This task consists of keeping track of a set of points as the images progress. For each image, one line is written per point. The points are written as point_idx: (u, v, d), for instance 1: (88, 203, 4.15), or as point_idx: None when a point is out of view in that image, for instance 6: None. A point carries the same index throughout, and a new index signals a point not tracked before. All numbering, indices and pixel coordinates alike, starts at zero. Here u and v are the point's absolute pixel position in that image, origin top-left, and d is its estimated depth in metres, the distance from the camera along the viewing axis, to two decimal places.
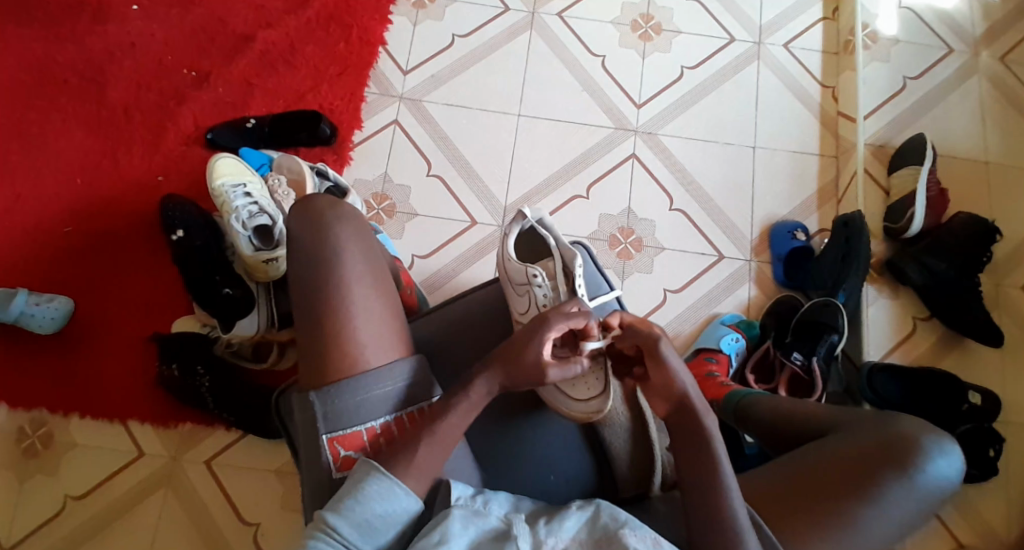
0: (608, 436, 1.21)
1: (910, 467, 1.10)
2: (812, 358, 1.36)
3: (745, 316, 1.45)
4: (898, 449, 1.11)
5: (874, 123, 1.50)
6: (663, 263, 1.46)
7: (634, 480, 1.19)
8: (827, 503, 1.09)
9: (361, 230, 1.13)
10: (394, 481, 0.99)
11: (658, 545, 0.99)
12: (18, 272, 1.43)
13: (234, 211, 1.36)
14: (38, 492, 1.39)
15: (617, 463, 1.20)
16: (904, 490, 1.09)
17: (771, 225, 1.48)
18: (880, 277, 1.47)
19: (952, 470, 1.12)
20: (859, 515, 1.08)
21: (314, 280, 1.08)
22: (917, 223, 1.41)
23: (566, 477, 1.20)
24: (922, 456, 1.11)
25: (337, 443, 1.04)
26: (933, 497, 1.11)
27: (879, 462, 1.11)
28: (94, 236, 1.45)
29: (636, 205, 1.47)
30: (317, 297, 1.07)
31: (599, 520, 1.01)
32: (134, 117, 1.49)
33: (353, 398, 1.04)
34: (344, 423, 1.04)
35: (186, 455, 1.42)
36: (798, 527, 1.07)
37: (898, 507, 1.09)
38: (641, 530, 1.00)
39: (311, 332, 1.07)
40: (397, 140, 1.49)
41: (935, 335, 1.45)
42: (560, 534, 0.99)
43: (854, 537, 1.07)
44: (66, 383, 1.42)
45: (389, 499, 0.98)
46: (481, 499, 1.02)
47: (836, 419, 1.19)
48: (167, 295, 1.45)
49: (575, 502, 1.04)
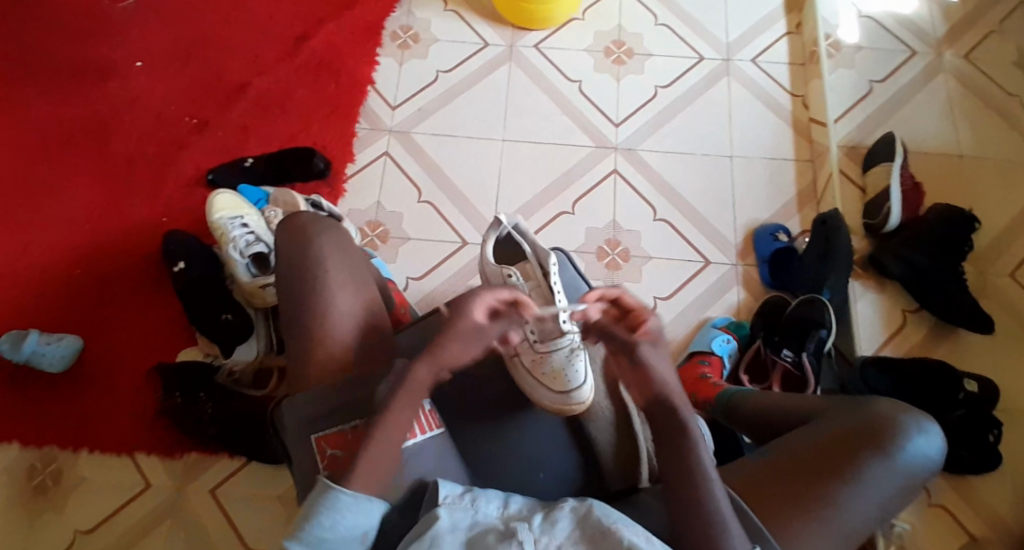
0: (592, 431, 1.20)
1: (891, 447, 1.09)
2: (802, 354, 1.37)
3: (734, 318, 1.47)
4: (878, 430, 1.10)
5: (845, 125, 1.56)
6: (650, 271, 1.49)
7: (622, 473, 1.17)
8: (806, 486, 1.07)
9: (347, 245, 1.16)
10: (338, 490, 0.97)
11: (651, 541, 0.99)
12: (29, 314, 1.49)
13: (231, 241, 1.41)
14: (47, 528, 1.41)
15: (604, 457, 1.18)
16: (884, 470, 1.08)
17: (753, 230, 1.52)
18: (865, 273, 1.49)
19: (929, 448, 1.10)
20: (843, 497, 1.06)
21: (300, 284, 1.11)
22: (894, 217, 1.44)
23: (555, 476, 1.18)
24: (900, 436, 1.09)
25: (324, 441, 1.04)
26: (916, 477, 1.09)
27: (859, 443, 1.09)
28: (101, 276, 1.52)
29: (620, 218, 1.52)
30: (303, 300, 1.11)
31: (591, 517, 1.00)
32: (139, 164, 1.58)
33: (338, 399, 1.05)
34: (331, 422, 1.04)
35: (191, 485, 1.44)
36: (784, 511, 1.05)
37: (879, 486, 1.07)
38: (633, 527, 1.00)
39: (298, 330, 1.10)
40: (387, 170, 1.56)
41: (924, 328, 1.45)
42: (554, 534, 0.98)
43: (841, 518, 1.05)
44: (74, 420, 1.46)
45: (335, 508, 0.97)
46: (469, 497, 1.02)
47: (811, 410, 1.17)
48: (171, 328, 1.50)
49: (568, 501, 1.03)
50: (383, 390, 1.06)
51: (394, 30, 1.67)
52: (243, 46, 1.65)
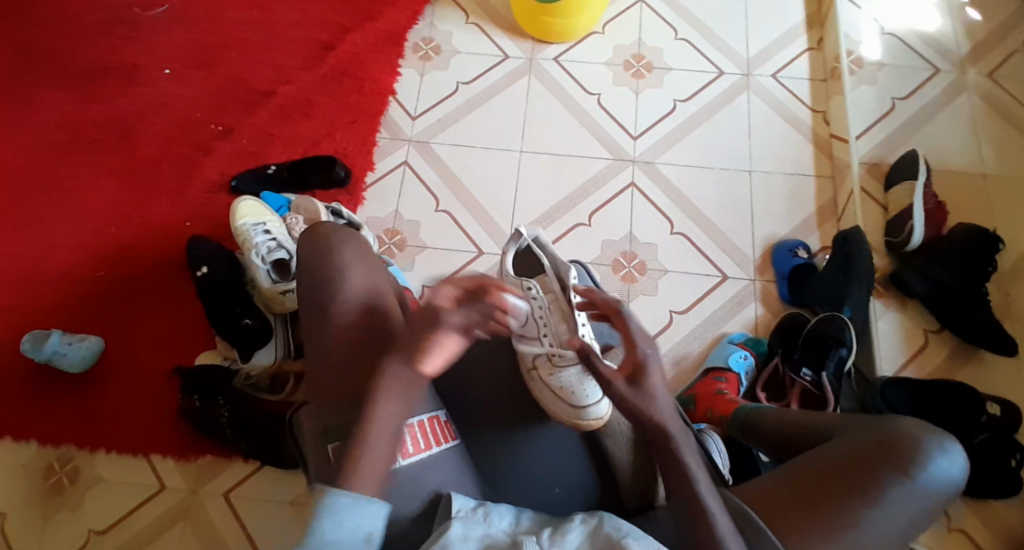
0: (608, 446, 1.20)
1: (911, 466, 1.08)
2: (822, 373, 1.35)
3: (752, 333, 1.46)
4: (898, 449, 1.09)
5: (866, 143, 1.55)
6: (667, 285, 1.49)
7: (637, 489, 1.18)
8: (824, 504, 1.06)
9: (366, 253, 1.17)
10: (337, 490, 0.95)
11: None
12: (52, 315, 1.52)
13: (254, 247, 1.45)
14: (63, 527, 1.43)
15: (619, 472, 1.18)
16: (906, 490, 1.07)
17: (773, 246, 1.51)
18: (887, 292, 1.48)
19: (953, 469, 1.09)
20: (862, 517, 1.05)
21: (318, 294, 1.12)
22: (917, 235, 1.43)
23: (570, 489, 1.18)
24: (923, 455, 1.08)
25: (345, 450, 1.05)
26: (937, 498, 1.08)
27: (879, 462, 1.08)
28: (123, 279, 1.55)
29: (637, 231, 1.52)
30: (322, 309, 1.12)
31: (602, 530, 1.00)
32: (163, 169, 1.61)
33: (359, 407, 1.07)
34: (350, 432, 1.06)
35: (206, 488, 1.45)
36: (802, 530, 1.04)
37: (899, 506, 1.06)
38: (644, 540, 0.99)
39: (318, 340, 1.11)
40: (407, 179, 1.57)
41: (947, 348, 1.44)
42: (564, 545, 0.99)
43: (859, 538, 1.04)
44: (92, 421, 1.48)
45: (336, 509, 0.94)
46: (482, 512, 1.03)
47: (831, 426, 1.17)
48: (189, 332, 1.52)
49: (579, 514, 1.03)
50: None
51: (416, 41, 1.69)
52: (267, 55, 1.68)
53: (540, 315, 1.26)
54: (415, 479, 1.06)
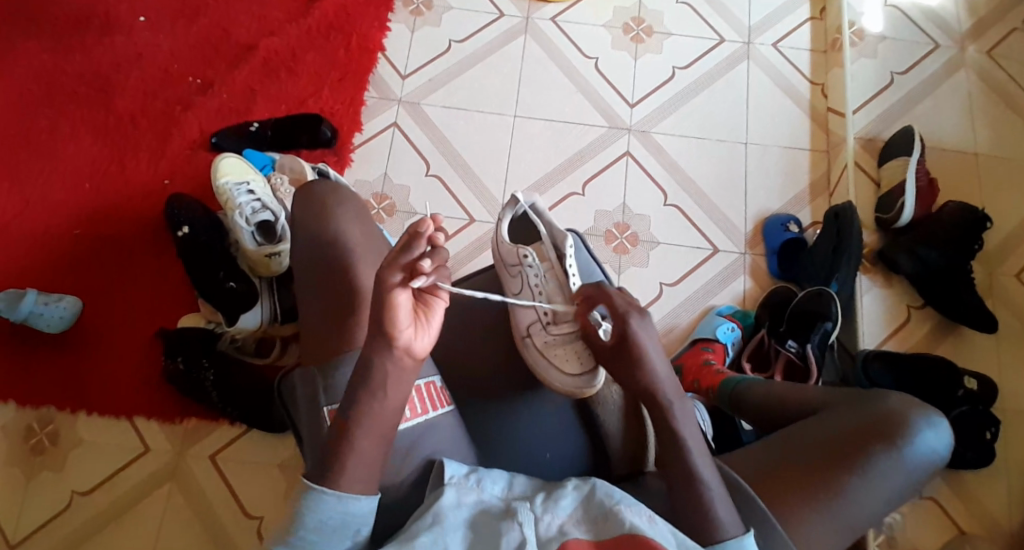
0: (601, 418, 1.19)
1: (898, 441, 1.08)
2: (807, 345, 1.35)
3: (740, 306, 1.45)
4: (886, 424, 1.09)
5: (863, 117, 1.54)
6: (658, 257, 1.47)
7: (628, 458, 1.16)
8: (814, 476, 1.06)
9: (365, 221, 1.15)
10: (319, 491, 0.93)
11: (653, 519, 0.97)
12: (27, 274, 1.48)
13: (237, 208, 1.39)
14: (44, 488, 1.42)
15: (610, 441, 1.17)
16: (893, 465, 1.07)
17: (765, 219, 1.50)
18: (874, 269, 1.48)
19: (938, 444, 1.10)
20: (850, 490, 1.05)
21: (318, 265, 1.10)
22: (907, 213, 1.43)
23: (560, 458, 1.17)
24: (908, 433, 1.08)
25: (336, 414, 1.02)
26: (922, 473, 1.09)
27: (867, 436, 1.08)
28: (102, 238, 1.50)
29: (630, 200, 1.50)
30: (321, 281, 1.09)
31: (595, 497, 0.98)
32: (140, 124, 1.55)
33: (352, 371, 1.03)
34: (344, 396, 1.03)
35: (192, 451, 1.45)
36: (794, 502, 1.04)
37: (886, 479, 1.06)
38: (636, 507, 0.98)
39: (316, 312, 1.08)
40: (396, 142, 1.53)
41: (929, 324, 1.45)
42: (557, 511, 0.97)
43: (847, 509, 1.04)
44: (72, 382, 1.46)
45: (319, 511, 0.93)
46: (474, 477, 1.02)
47: (819, 400, 1.16)
48: (172, 294, 1.49)
49: (571, 481, 1.01)
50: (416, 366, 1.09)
51: None
52: (250, 5, 1.61)
53: (536, 283, 1.26)
54: (411, 446, 1.06)
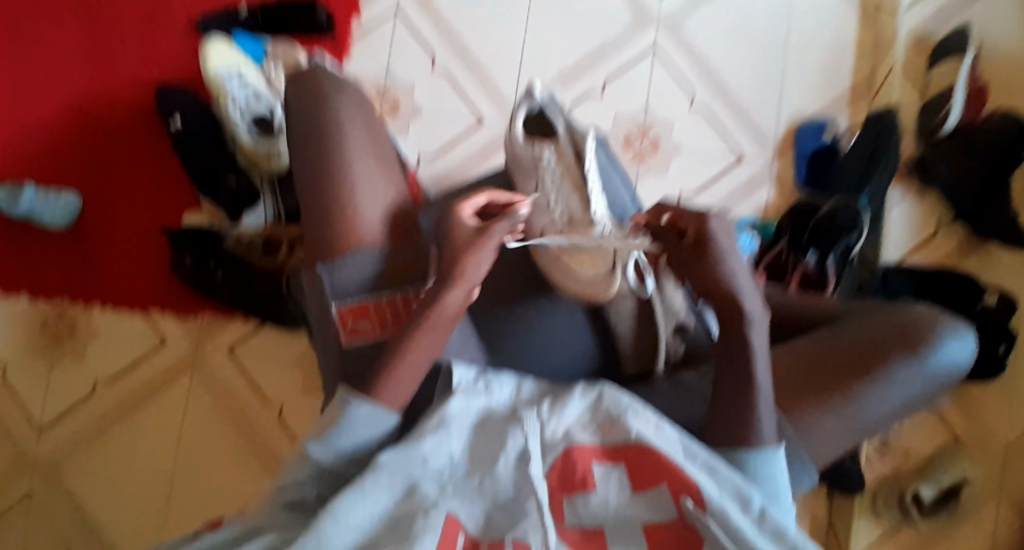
0: (612, 319, 1.17)
1: (920, 349, 1.08)
2: (827, 258, 1.27)
3: (761, 218, 1.38)
4: (908, 333, 1.09)
5: (919, 10, 1.41)
6: (680, 164, 1.40)
7: (638, 362, 1.17)
8: (831, 382, 1.06)
9: (365, 108, 1.09)
10: (360, 400, 0.93)
11: (661, 428, 0.93)
12: (28, 166, 1.45)
13: (231, 99, 1.34)
14: (67, 377, 1.47)
15: (622, 344, 1.17)
16: (912, 372, 1.07)
17: (797, 125, 1.40)
18: (908, 177, 1.38)
19: (960, 355, 1.10)
20: (867, 395, 1.06)
21: (317, 155, 1.05)
22: (951, 123, 1.32)
23: (572, 358, 1.17)
24: (933, 338, 1.09)
25: (347, 312, 1.02)
26: (940, 380, 1.09)
27: (888, 344, 1.08)
28: (95, 127, 1.47)
29: (654, 102, 1.41)
30: (320, 173, 1.04)
31: (602, 404, 0.94)
32: (128, 6, 1.46)
33: (360, 271, 1.01)
34: (354, 293, 1.02)
35: (209, 341, 1.48)
36: (811, 407, 1.05)
37: (903, 385, 1.07)
38: (644, 412, 0.93)
39: (316, 207, 1.04)
40: (399, 35, 1.42)
41: (955, 239, 1.37)
42: (564, 416, 0.93)
43: (863, 415, 1.06)
44: (83, 276, 1.46)
45: (359, 419, 0.94)
46: (483, 383, 0.97)
47: (838, 309, 1.16)
48: (173, 187, 1.47)
49: (578, 384, 0.96)
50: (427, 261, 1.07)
51: None
52: None
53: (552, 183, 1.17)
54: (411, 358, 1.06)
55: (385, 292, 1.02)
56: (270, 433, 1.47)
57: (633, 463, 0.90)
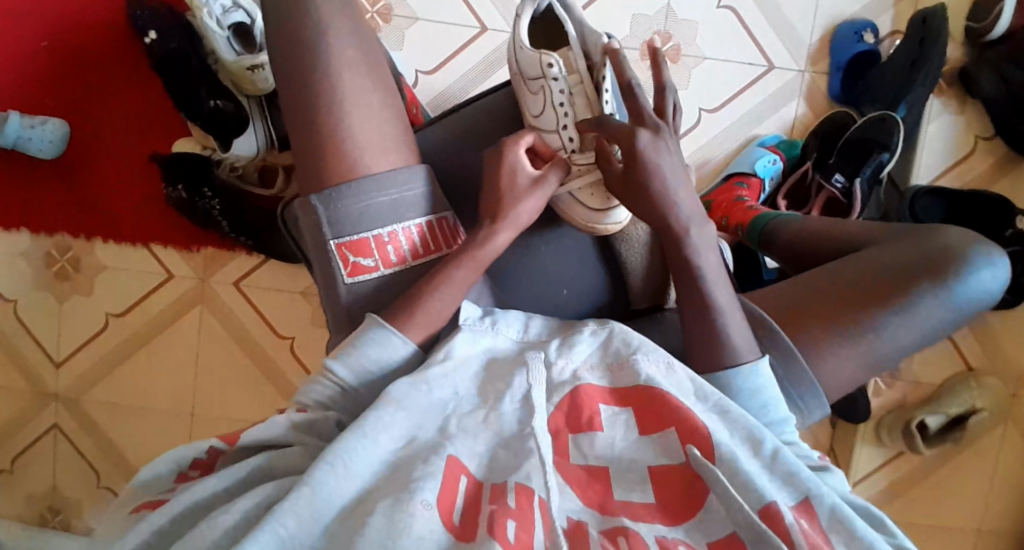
0: (623, 250, 1.10)
1: (948, 277, 0.96)
2: (855, 181, 1.18)
3: (787, 138, 1.27)
4: (936, 260, 0.97)
5: None
6: (702, 76, 1.26)
7: (647, 293, 1.11)
8: (845, 309, 0.95)
9: (353, 14, 0.96)
10: (389, 328, 0.88)
11: (673, 369, 0.85)
12: (14, 96, 1.39)
13: (204, 7, 1.24)
14: (78, 311, 1.46)
15: (633, 276, 1.11)
16: (937, 302, 0.96)
17: (835, 28, 1.25)
18: (950, 89, 1.23)
19: (993, 284, 0.98)
20: (884, 326, 0.95)
21: (298, 68, 0.93)
22: (1003, 21, 1.17)
23: (579, 293, 1.10)
24: (965, 266, 0.97)
25: (346, 249, 0.93)
26: (968, 312, 0.98)
27: (912, 272, 0.96)
28: (74, 51, 1.40)
29: (676, 3, 1.27)
30: (303, 91, 0.93)
31: (611, 345, 0.86)
32: None
33: (359, 203, 0.92)
34: (351, 229, 0.93)
35: (216, 276, 1.46)
36: (820, 336, 0.94)
37: (926, 317, 0.96)
38: (656, 354, 0.86)
39: (304, 128, 0.94)
40: None
41: (994, 157, 1.24)
42: (572, 355, 0.85)
43: (878, 347, 0.94)
44: (82, 210, 1.42)
45: (384, 346, 0.88)
46: (490, 321, 0.90)
47: (859, 234, 1.03)
48: (161, 115, 1.41)
49: (587, 324, 0.89)
50: (429, 190, 0.97)
51: None
52: None
53: (560, 101, 1.04)
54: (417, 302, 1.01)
55: (391, 227, 0.94)
56: (280, 365, 1.47)
57: (639, 408, 0.82)
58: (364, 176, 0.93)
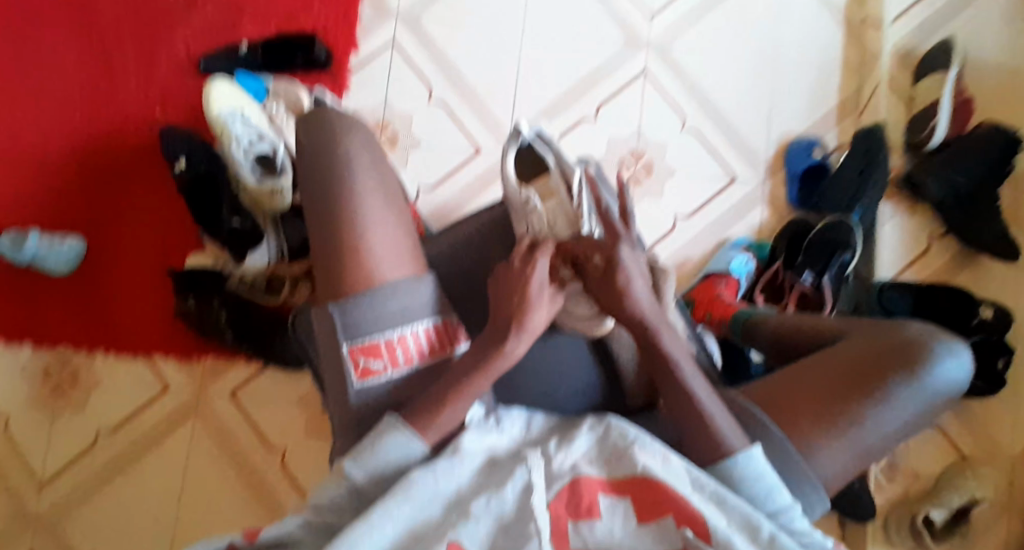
0: (614, 350, 1.16)
1: (917, 369, 1.05)
2: (824, 276, 1.31)
3: (756, 238, 1.40)
4: (905, 352, 1.06)
5: (901, 28, 1.43)
6: (674, 186, 1.41)
7: (643, 390, 1.17)
8: (829, 401, 1.04)
9: (373, 145, 1.08)
10: (404, 433, 0.93)
11: (670, 460, 0.91)
12: (27, 215, 1.46)
13: (233, 138, 1.34)
14: (69, 427, 1.45)
15: (626, 375, 1.16)
16: (910, 392, 1.04)
17: (788, 143, 1.42)
18: (899, 193, 1.41)
19: (958, 372, 1.07)
20: (865, 415, 1.04)
21: (324, 189, 1.03)
22: (938, 134, 1.34)
23: (576, 391, 1.16)
24: (931, 357, 1.05)
25: (358, 352, 0.99)
26: (939, 400, 1.06)
27: (885, 364, 1.05)
28: (97, 170, 1.48)
29: (646, 125, 1.42)
30: (328, 209, 1.02)
31: (610, 437, 0.93)
32: (128, 48, 1.48)
33: (371, 310, 0.98)
34: (363, 333, 0.99)
35: (211, 386, 1.48)
36: (810, 427, 1.03)
37: (902, 406, 1.04)
38: (652, 445, 0.92)
39: (327, 243, 1.02)
40: (396, 64, 1.45)
41: (949, 253, 1.39)
42: (571, 450, 0.92)
43: (862, 435, 1.03)
44: (88, 322, 1.47)
45: (398, 449, 0.93)
46: (494, 419, 0.99)
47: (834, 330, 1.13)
48: (174, 230, 1.48)
49: (586, 419, 0.96)
50: (435, 296, 1.03)
51: None
52: None
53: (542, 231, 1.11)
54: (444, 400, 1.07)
55: (400, 330, 1.00)
56: (273, 480, 1.45)
57: (634, 495, 0.89)
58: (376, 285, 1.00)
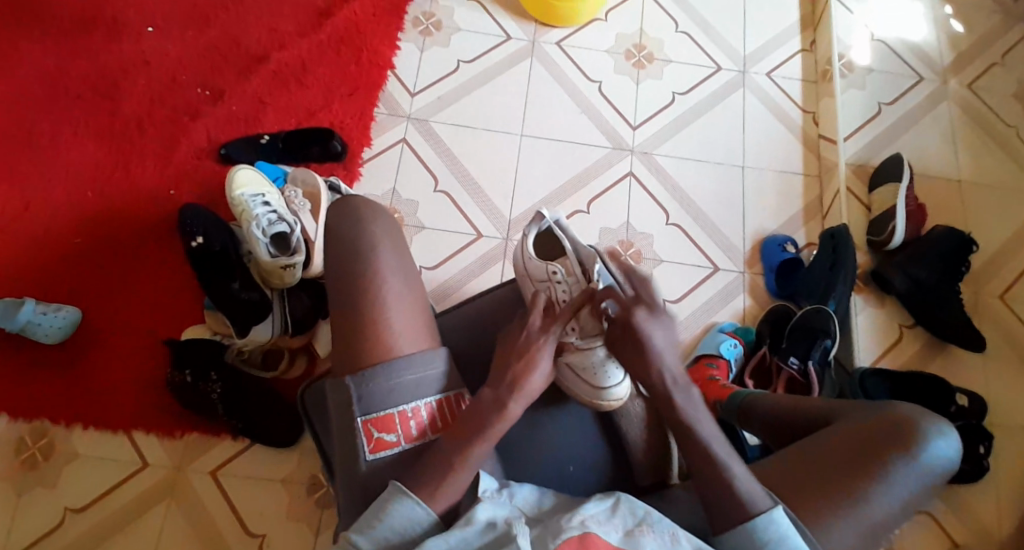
0: (624, 427, 1.16)
1: (910, 448, 1.05)
2: (808, 362, 1.37)
3: (740, 323, 1.49)
4: (896, 430, 1.06)
5: (854, 144, 1.61)
6: (661, 274, 1.51)
7: (650, 468, 1.14)
8: (831, 482, 1.04)
9: (394, 229, 1.12)
10: (411, 501, 0.95)
11: (677, 540, 0.93)
12: (23, 281, 1.44)
13: (253, 219, 1.39)
14: (37, 504, 1.37)
15: (634, 452, 1.15)
16: (907, 471, 1.04)
17: (762, 239, 1.55)
18: (867, 288, 1.53)
19: (949, 451, 1.06)
20: (869, 496, 1.02)
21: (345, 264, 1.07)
22: (898, 235, 1.49)
23: (585, 466, 1.15)
24: (922, 435, 1.05)
25: (372, 425, 1.00)
26: (935, 479, 1.06)
27: (879, 443, 1.05)
28: (100, 241, 1.48)
29: (634, 219, 1.54)
30: (348, 278, 1.06)
31: (621, 509, 0.95)
32: (146, 131, 1.54)
33: (387, 382, 1.01)
34: (379, 405, 1.00)
35: (190, 466, 1.41)
36: (816, 509, 1.02)
37: (901, 485, 1.03)
38: (661, 525, 0.94)
39: (346, 312, 1.05)
40: (405, 157, 1.55)
41: (919, 342, 1.50)
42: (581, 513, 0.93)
43: (867, 515, 1.02)
44: (68, 394, 1.42)
45: (404, 518, 0.95)
46: (507, 494, 0.98)
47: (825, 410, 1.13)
48: (172, 303, 1.47)
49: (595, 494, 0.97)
50: (448, 371, 1.05)
51: (416, 15, 1.66)
52: (260, 18, 1.63)
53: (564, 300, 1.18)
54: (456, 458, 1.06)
55: (414, 402, 1.02)
56: None
57: None
58: (393, 357, 1.02)
